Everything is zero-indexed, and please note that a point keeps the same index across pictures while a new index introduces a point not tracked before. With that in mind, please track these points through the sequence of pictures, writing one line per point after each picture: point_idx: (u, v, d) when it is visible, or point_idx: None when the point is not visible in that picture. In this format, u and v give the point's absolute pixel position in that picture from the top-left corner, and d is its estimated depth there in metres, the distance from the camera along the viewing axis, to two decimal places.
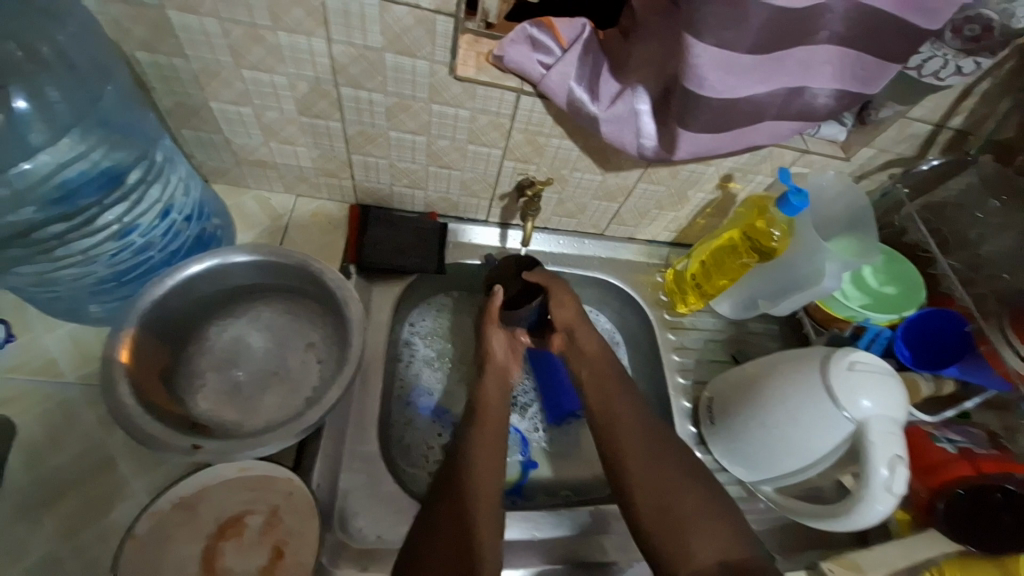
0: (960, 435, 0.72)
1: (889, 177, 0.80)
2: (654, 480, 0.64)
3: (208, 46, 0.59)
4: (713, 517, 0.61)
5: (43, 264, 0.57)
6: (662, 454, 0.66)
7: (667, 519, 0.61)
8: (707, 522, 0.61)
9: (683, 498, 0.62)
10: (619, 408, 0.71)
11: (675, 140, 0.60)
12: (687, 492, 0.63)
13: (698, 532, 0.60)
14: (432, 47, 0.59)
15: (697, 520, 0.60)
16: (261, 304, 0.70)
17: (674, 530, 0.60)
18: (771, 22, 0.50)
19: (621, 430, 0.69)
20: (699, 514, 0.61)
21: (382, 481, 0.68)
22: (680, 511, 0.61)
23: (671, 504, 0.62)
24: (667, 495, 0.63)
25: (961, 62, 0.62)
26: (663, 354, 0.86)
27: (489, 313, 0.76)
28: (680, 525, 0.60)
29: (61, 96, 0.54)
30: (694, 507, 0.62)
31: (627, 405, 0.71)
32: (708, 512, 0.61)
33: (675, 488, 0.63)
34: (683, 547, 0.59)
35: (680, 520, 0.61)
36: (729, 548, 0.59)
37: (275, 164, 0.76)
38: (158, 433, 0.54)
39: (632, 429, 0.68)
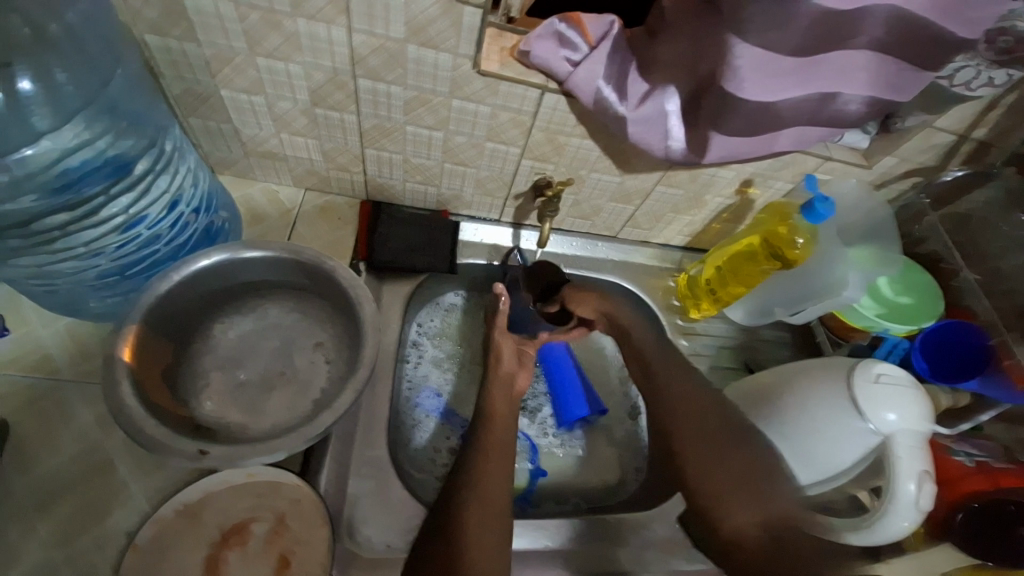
0: (977, 448, 0.71)
1: (912, 187, 0.79)
2: (710, 448, 0.63)
3: (222, 31, 0.56)
4: (769, 483, 0.61)
5: (42, 256, 0.54)
6: (723, 421, 0.66)
7: (722, 482, 0.61)
8: (763, 484, 0.60)
9: (736, 462, 0.62)
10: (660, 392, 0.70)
11: (706, 143, 0.59)
12: (744, 459, 0.62)
13: (750, 495, 0.60)
14: (457, 39, 0.57)
15: (752, 482, 0.60)
16: (268, 300, 0.67)
17: (725, 492, 0.60)
18: (812, 28, 0.49)
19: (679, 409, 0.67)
20: (758, 476, 0.61)
21: (390, 488, 0.66)
22: (735, 473, 0.61)
23: (725, 466, 0.62)
24: (712, 459, 0.63)
25: (993, 73, 0.62)
26: None
27: (497, 324, 0.77)
28: (733, 486, 0.60)
29: (68, 77, 0.50)
30: (748, 470, 0.61)
31: (685, 385, 0.69)
32: (762, 477, 0.61)
33: (730, 453, 0.63)
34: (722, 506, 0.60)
35: (736, 483, 0.61)
36: (774, 513, 0.58)
37: (285, 156, 0.73)
38: (162, 437, 0.51)
39: (693, 406, 0.67)
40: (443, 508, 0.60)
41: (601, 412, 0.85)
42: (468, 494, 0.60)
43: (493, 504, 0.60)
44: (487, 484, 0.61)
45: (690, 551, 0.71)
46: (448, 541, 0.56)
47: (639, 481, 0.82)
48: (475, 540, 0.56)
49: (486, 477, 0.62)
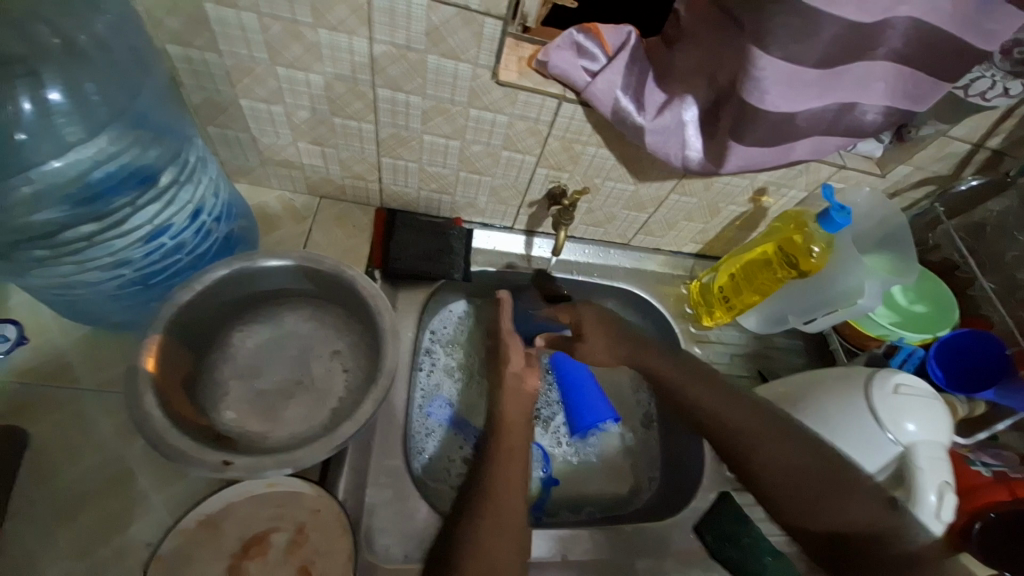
0: (995, 459, 0.72)
1: (926, 197, 0.80)
2: (767, 459, 0.63)
3: (244, 42, 0.57)
4: (842, 492, 0.58)
5: (67, 266, 0.55)
6: (775, 427, 0.65)
7: (786, 495, 0.61)
8: (833, 494, 0.58)
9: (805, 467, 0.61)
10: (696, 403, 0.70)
11: (724, 153, 0.59)
12: (807, 467, 0.61)
13: (816, 508, 0.59)
14: (478, 50, 0.57)
15: (820, 492, 0.59)
16: (286, 309, 0.67)
17: (792, 506, 0.60)
18: (840, 37, 0.49)
19: (720, 419, 0.67)
20: (827, 486, 0.59)
21: (409, 497, 0.66)
22: (795, 483, 0.61)
23: (783, 478, 0.61)
24: (779, 464, 0.62)
25: (1009, 84, 0.63)
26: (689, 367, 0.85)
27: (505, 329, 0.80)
28: (805, 493, 0.60)
29: (97, 88, 0.51)
30: (813, 482, 0.60)
31: (719, 392, 0.70)
32: (833, 486, 0.59)
33: (788, 463, 0.62)
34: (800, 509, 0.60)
35: (800, 496, 0.60)
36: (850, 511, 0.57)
37: (301, 165, 0.74)
38: (186, 448, 0.51)
39: (736, 414, 0.67)
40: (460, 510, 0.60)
41: (614, 420, 0.82)
42: (482, 500, 0.59)
43: (507, 510, 0.58)
44: (501, 490, 0.60)
45: (706, 562, 0.71)
46: (461, 550, 0.55)
47: (653, 489, 0.83)
48: (489, 547, 0.55)
49: (500, 483, 0.61)
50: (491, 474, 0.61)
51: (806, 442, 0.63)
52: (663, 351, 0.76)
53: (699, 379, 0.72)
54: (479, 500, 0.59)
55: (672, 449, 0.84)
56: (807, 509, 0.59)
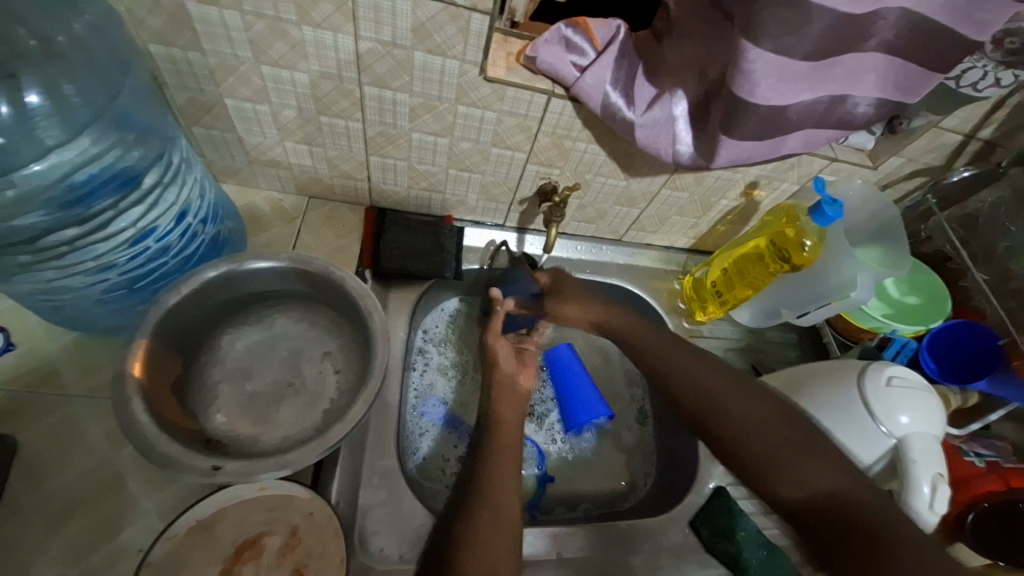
0: (989, 449, 0.72)
1: (918, 188, 0.81)
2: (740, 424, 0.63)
3: (227, 40, 0.56)
4: (811, 460, 0.58)
5: (50, 271, 0.54)
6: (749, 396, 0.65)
7: (755, 457, 0.61)
8: (803, 461, 0.58)
9: (785, 439, 0.60)
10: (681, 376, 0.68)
11: (715, 147, 0.58)
12: (777, 433, 0.61)
13: (787, 473, 0.58)
14: (464, 46, 0.56)
15: (789, 458, 0.59)
16: (276, 311, 0.67)
17: (764, 469, 0.60)
18: (831, 30, 0.48)
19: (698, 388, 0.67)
20: (795, 452, 0.59)
21: (403, 498, 0.66)
22: (764, 446, 0.60)
23: (752, 442, 0.61)
24: (756, 433, 0.62)
25: (1000, 74, 0.63)
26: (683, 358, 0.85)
27: (491, 328, 0.76)
28: (779, 461, 0.59)
29: (77, 89, 0.50)
30: (783, 448, 0.60)
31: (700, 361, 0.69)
32: (802, 453, 0.59)
33: (762, 428, 0.62)
34: (770, 478, 0.59)
35: (768, 459, 0.60)
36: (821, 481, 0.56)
37: (289, 165, 0.73)
38: (176, 454, 0.50)
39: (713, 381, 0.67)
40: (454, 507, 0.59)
41: (608, 417, 0.81)
42: (479, 497, 0.59)
43: (505, 506, 0.58)
44: (497, 486, 0.60)
45: (702, 557, 0.71)
46: (458, 547, 0.55)
47: (648, 485, 0.83)
48: (488, 544, 0.55)
49: (496, 479, 0.61)
50: (485, 471, 0.61)
51: (779, 411, 0.63)
52: (654, 330, 0.73)
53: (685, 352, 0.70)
54: (475, 497, 0.59)
55: (667, 444, 0.84)
56: (776, 473, 0.59)
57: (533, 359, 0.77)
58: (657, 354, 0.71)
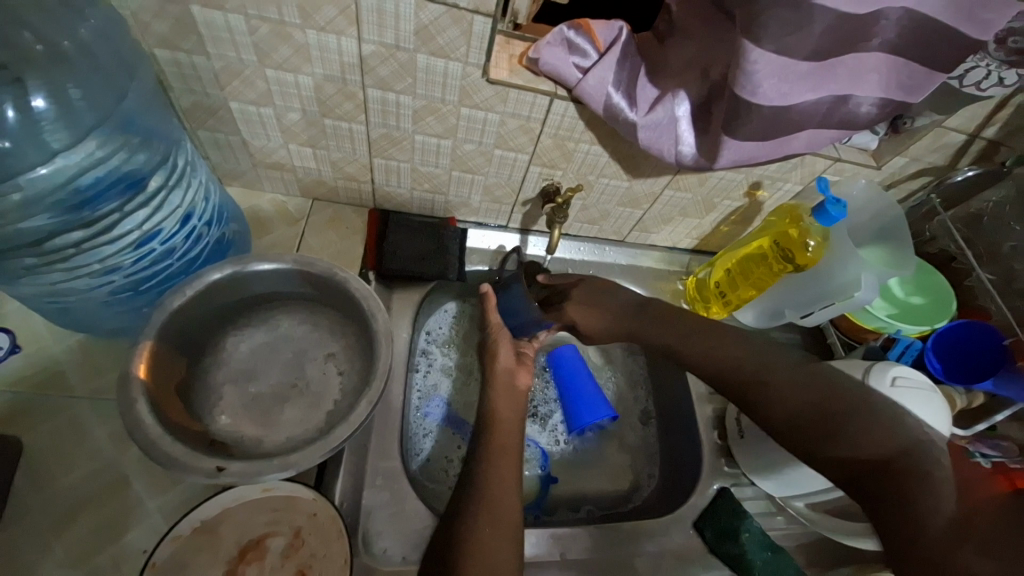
0: (994, 449, 0.70)
1: (922, 187, 0.80)
2: (791, 395, 0.59)
3: (232, 44, 0.56)
4: (873, 424, 0.53)
5: (56, 274, 0.54)
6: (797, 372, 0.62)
7: (805, 423, 0.57)
8: (853, 422, 0.54)
9: (814, 394, 0.59)
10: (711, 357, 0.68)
11: (717, 148, 0.58)
12: (803, 394, 0.59)
13: (847, 437, 0.53)
14: (467, 48, 0.56)
15: (842, 423, 0.55)
16: (280, 312, 0.67)
17: (814, 434, 0.56)
18: (832, 29, 0.48)
19: (719, 363, 0.67)
20: (850, 414, 0.55)
21: (406, 499, 0.66)
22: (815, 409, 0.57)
23: (809, 410, 0.57)
24: (785, 398, 0.60)
25: (1004, 73, 0.62)
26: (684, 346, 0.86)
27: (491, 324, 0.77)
28: (824, 428, 0.55)
29: (82, 92, 0.50)
30: (835, 412, 0.56)
31: (726, 343, 0.68)
32: (846, 407, 0.56)
33: (797, 393, 0.59)
34: (832, 441, 0.54)
35: (811, 423, 0.56)
36: (865, 446, 0.52)
37: (293, 167, 0.73)
38: (181, 454, 0.51)
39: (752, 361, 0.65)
40: (454, 509, 0.59)
41: (612, 418, 0.81)
42: (478, 498, 0.58)
43: (504, 508, 0.58)
44: (495, 488, 0.60)
45: (705, 559, 0.71)
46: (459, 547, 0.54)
47: (652, 486, 0.83)
48: (489, 545, 0.55)
49: (494, 481, 0.60)
50: (484, 473, 0.61)
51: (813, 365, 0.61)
52: (658, 318, 0.74)
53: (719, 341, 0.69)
54: (474, 499, 0.58)
55: (670, 445, 0.84)
56: (832, 437, 0.54)
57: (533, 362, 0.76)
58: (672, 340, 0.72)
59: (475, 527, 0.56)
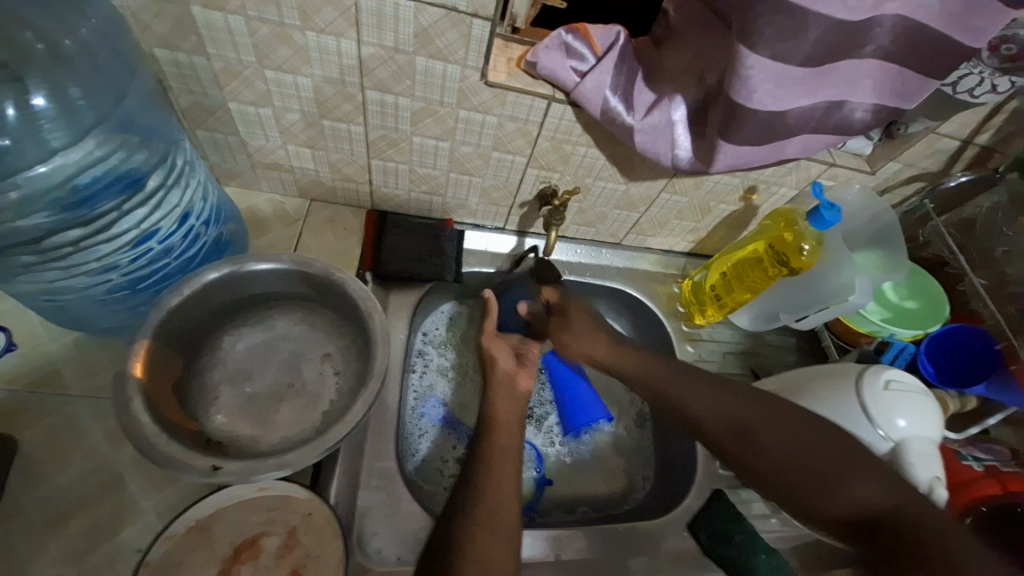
0: (987, 453, 0.73)
1: (916, 193, 0.81)
2: (773, 444, 0.56)
3: (232, 45, 0.56)
4: (860, 472, 0.52)
5: (55, 272, 0.54)
6: (784, 419, 0.58)
7: (802, 476, 0.53)
8: (850, 475, 0.52)
9: (804, 445, 0.55)
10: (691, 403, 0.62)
11: (713, 152, 0.59)
12: (798, 436, 0.56)
13: (832, 489, 0.51)
14: (466, 51, 0.57)
15: (839, 474, 0.52)
16: (276, 312, 0.67)
17: (813, 489, 0.52)
18: (827, 36, 0.49)
19: (727, 419, 0.60)
20: (840, 460, 0.53)
21: (401, 500, 0.66)
22: (818, 463, 0.53)
23: (796, 453, 0.55)
24: (776, 437, 0.56)
25: (997, 80, 0.63)
26: (677, 345, 0.87)
27: (486, 330, 0.77)
28: (809, 471, 0.53)
29: (83, 92, 0.50)
30: (827, 466, 0.53)
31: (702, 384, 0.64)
32: (838, 451, 0.54)
33: (795, 437, 0.56)
34: (839, 486, 0.51)
35: (814, 470, 0.53)
36: (861, 492, 0.50)
37: (291, 167, 0.74)
38: (176, 454, 0.51)
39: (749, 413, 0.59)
40: (452, 510, 0.59)
41: (608, 419, 0.82)
42: (476, 501, 0.58)
43: (503, 510, 0.58)
44: (494, 491, 0.59)
45: (700, 561, 0.71)
46: (456, 551, 0.54)
47: (647, 489, 0.83)
48: (485, 549, 0.55)
49: (494, 483, 0.60)
50: (483, 473, 0.61)
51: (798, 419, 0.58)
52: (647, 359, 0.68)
53: (697, 382, 0.64)
54: (473, 501, 0.58)
55: (665, 447, 0.84)
56: (821, 491, 0.52)
57: (532, 364, 0.76)
58: (639, 372, 0.68)
59: (470, 530, 0.56)
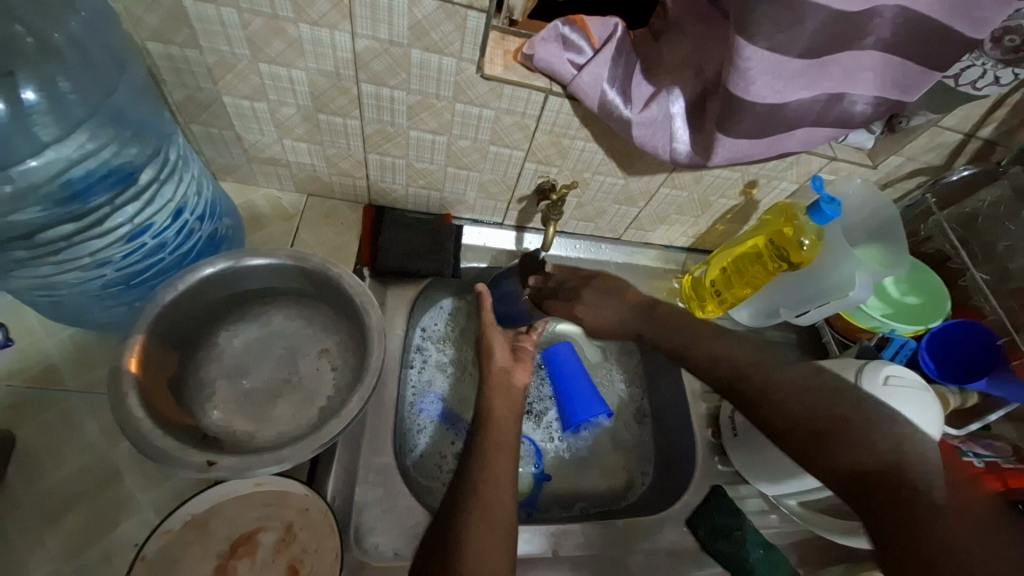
0: (987, 449, 0.72)
1: (918, 186, 0.80)
2: (788, 400, 0.62)
3: (225, 38, 0.56)
4: (858, 436, 0.55)
5: (49, 267, 0.54)
6: (789, 367, 0.65)
7: (802, 430, 0.59)
8: (845, 428, 0.57)
9: (815, 414, 0.59)
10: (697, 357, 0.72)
11: (711, 146, 0.58)
12: (809, 405, 0.60)
13: (837, 450, 0.55)
14: (461, 43, 0.56)
15: (835, 427, 0.57)
16: (272, 308, 0.67)
17: (814, 444, 0.58)
18: (825, 27, 0.48)
19: (729, 367, 0.68)
20: (842, 427, 0.57)
21: (398, 495, 0.66)
22: (821, 428, 0.58)
23: (798, 419, 0.60)
24: (783, 401, 0.62)
25: (999, 72, 0.62)
26: None
27: (484, 320, 0.76)
28: (808, 436, 0.58)
29: (72, 86, 0.50)
30: (830, 415, 0.59)
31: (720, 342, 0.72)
32: (847, 425, 0.57)
33: (798, 399, 0.61)
34: (835, 451, 0.56)
35: (810, 432, 0.58)
36: (865, 459, 0.53)
37: (287, 162, 0.73)
38: (172, 449, 0.51)
39: (748, 359, 0.68)
40: (448, 507, 0.59)
41: (607, 415, 0.82)
42: (470, 498, 0.58)
43: (497, 505, 0.58)
44: (488, 487, 0.59)
45: (698, 556, 0.71)
46: (452, 547, 0.55)
47: (646, 484, 0.83)
48: (479, 545, 0.55)
49: (487, 478, 0.60)
50: (477, 469, 0.60)
51: (822, 391, 0.61)
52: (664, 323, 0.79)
53: (704, 337, 0.74)
54: (467, 495, 0.58)
55: (664, 443, 0.84)
56: (822, 448, 0.57)
57: (530, 358, 0.75)
58: (676, 345, 0.76)
59: (465, 527, 0.56)
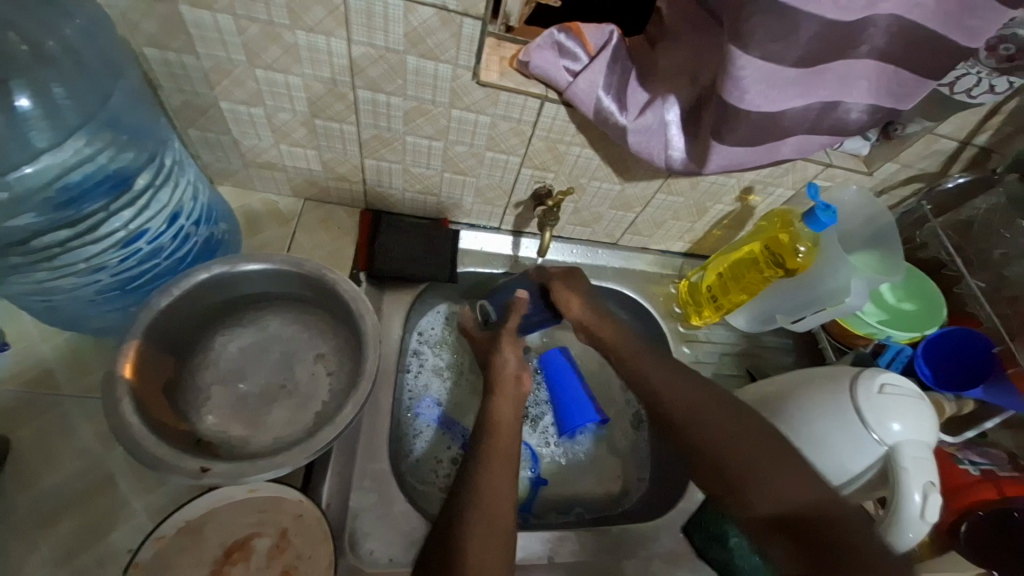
0: (983, 457, 0.71)
1: (913, 195, 0.81)
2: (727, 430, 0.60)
3: (221, 44, 0.56)
4: (786, 468, 0.56)
5: (43, 272, 0.54)
6: (730, 406, 0.63)
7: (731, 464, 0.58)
8: (787, 470, 0.55)
9: (743, 442, 0.59)
10: (665, 387, 0.67)
11: (706, 154, 0.58)
12: (739, 431, 0.60)
13: (764, 478, 0.55)
14: (457, 50, 0.56)
15: (776, 463, 0.56)
16: (268, 313, 0.67)
17: (742, 482, 0.56)
18: (819, 36, 0.48)
19: (681, 402, 0.65)
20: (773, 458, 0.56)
21: (393, 502, 0.66)
22: (754, 453, 0.57)
23: (734, 447, 0.59)
24: (726, 428, 0.61)
25: (994, 80, 0.62)
26: (673, 346, 0.87)
27: (508, 329, 0.78)
28: (744, 466, 0.57)
29: (66, 91, 0.50)
30: (757, 457, 0.57)
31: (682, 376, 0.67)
32: (774, 458, 0.57)
33: (740, 435, 0.60)
34: (771, 485, 0.54)
35: (747, 464, 0.57)
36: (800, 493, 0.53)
37: (284, 167, 0.73)
38: (165, 455, 0.50)
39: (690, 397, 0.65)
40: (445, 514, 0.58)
41: (602, 422, 0.81)
42: (467, 505, 0.58)
43: (497, 515, 0.57)
44: (487, 492, 0.59)
45: (693, 563, 0.71)
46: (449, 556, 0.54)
47: (642, 489, 0.83)
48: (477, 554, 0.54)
49: (487, 484, 0.60)
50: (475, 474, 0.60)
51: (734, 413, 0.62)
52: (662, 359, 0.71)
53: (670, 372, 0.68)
54: (464, 501, 0.58)
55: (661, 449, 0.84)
56: (756, 475, 0.56)
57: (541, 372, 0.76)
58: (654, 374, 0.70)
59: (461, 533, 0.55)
